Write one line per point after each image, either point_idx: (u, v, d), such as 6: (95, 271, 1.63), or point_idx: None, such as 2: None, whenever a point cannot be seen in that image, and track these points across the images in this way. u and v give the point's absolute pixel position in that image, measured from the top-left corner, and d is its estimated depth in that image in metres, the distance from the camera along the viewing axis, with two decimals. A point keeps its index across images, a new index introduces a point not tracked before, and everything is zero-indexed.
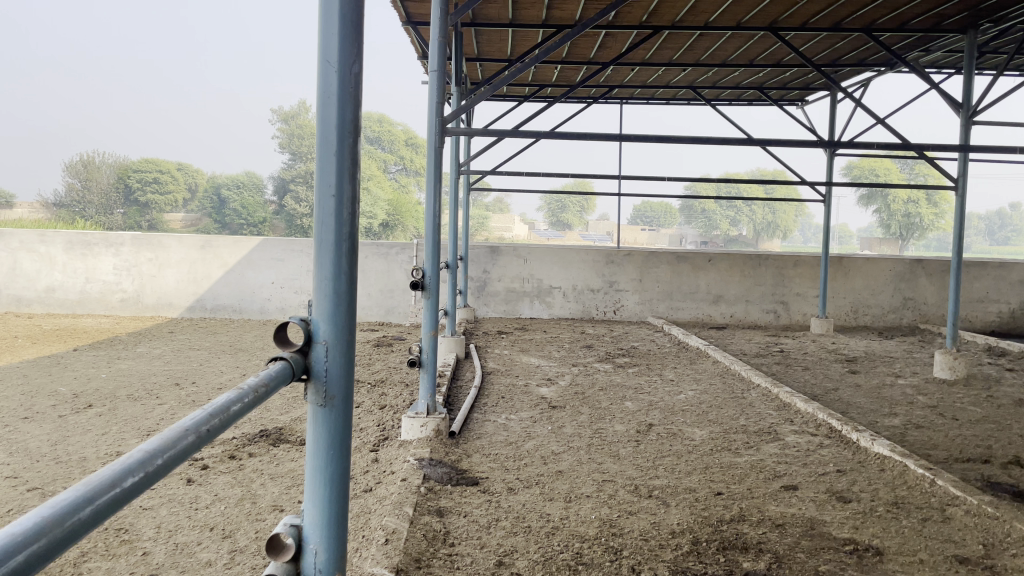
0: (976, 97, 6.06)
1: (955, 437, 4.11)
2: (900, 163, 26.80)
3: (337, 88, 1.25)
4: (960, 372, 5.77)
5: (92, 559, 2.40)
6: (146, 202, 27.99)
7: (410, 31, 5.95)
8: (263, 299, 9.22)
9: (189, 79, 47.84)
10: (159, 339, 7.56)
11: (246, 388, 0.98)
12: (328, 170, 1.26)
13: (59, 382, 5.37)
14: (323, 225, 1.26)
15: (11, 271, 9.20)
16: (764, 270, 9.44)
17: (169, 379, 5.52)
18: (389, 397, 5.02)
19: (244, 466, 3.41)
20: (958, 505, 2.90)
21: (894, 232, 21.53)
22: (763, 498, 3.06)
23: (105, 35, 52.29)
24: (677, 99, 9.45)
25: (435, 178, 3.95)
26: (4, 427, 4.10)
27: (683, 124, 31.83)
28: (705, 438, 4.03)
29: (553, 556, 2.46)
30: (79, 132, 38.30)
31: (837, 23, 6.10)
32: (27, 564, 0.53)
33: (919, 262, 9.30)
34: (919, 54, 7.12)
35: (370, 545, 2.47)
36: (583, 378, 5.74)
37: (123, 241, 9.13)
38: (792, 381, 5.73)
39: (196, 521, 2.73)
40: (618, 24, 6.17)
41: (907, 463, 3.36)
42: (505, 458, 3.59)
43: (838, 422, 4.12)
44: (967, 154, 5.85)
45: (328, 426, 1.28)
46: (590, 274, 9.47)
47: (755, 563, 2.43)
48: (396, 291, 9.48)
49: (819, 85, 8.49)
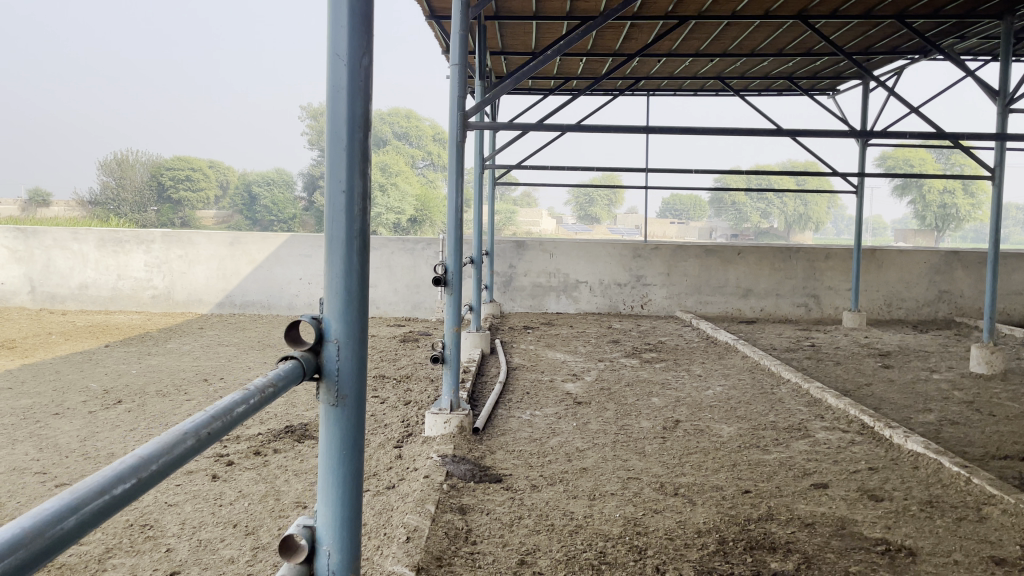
0: (1014, 84, 5.82)
1: (992, 433, 3.96)
2: (933, 154, 26.19)
3: (348, 82, 1.22)
4: (998, 367, 5.57)
5: (117, 555, 2.44)
6: (179, 199, 28.59)
7: (433, 26, 5.94)
8: (290, 295, 9.32)
9: (215, 78, 48.55)
10: (189, 335, 7.68)
11: (253, 388, 0.96)
12: (338, 165, 1.23)
13: (90, 378, 5.49)
14: (334, 222, 1.23)
15: (46, 269, 9.45)
16: (794, 263, 9.26)
17: (197, 375, 5.60)
18: (414, 393, 5.03)
19: (268, 462, 3.44)
20: (994, 505, 2.79)
21: (929, 224, 21.03)
22: (792, 496, 2.98)
23: (139, 40, 53.41)
24: (705, 91, 9.30)
25: (456, 174, 3.92)
26: (36, 422, 4.20)
27: (710, 117, 31.34)
28: (733, 434, 3.94)
29: (575, 555, 2.42)
30: (115, 132, 39.32)
31: (869, 10, 5.95)
32: (24, 564, 0.53)
33: (955, 254, 9.02)
34: (954, 41, 6.89)
35: (391, 543, 2.46)
36: (608, 374, 5.67)
37: (154, 238, 9.32)
38: (823, 377, 5.59)
39: (220, 517, 2.76)
40: (643, 15, 6.08)
41: (943, 461, 3.24)
42: (529, 454, 3.57)
43: (870, 419, 4.00)
44: (1005, 143, 5.62)
45: (339, 427, 1.25)
46: (617, 269, 9.37)
47: (783, 564, 2.36)
48: (422, 287, 9.51)
49: (850, 74, 8.27)
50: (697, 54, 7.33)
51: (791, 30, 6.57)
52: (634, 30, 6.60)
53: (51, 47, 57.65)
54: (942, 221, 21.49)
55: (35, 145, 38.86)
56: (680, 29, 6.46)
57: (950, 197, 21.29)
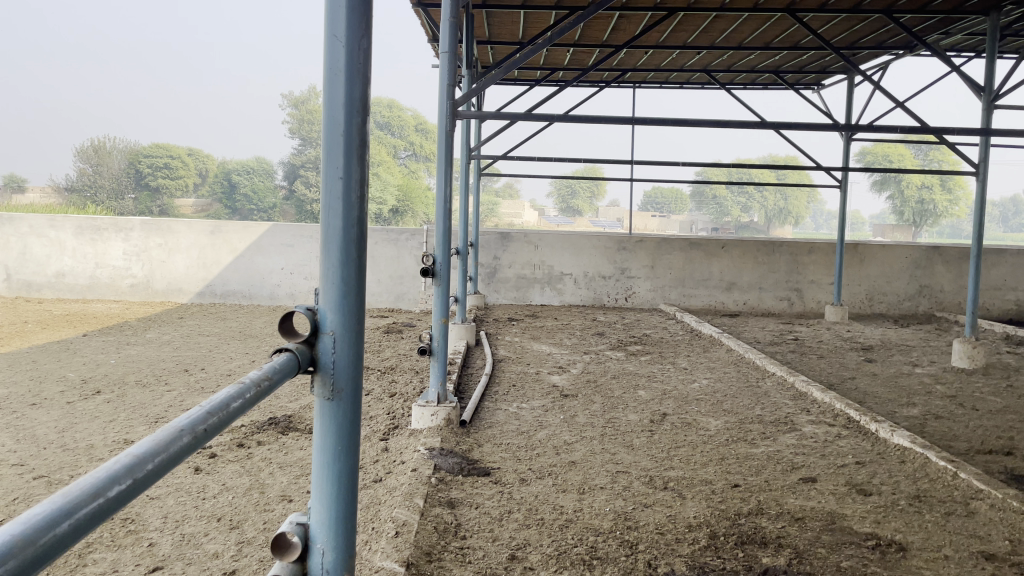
0: (999, 80, 5.83)
1: (977, 428, 4.01)
2: (914, 149, 26.71)
3: (345, 64, 1.16)
4: (980, 362, 5.65)
5: (97, 550, 2.37)
6: (157, 187, 28.12)
7: (420, 14, 5.81)
8: (272, 285, 9.20)
9: (194, 64, 47.75)
10: (169, 325, 7.54)
11: (248, 382, 0.90)
12: (335, 151, 1.17)
13: (68, 368, 5.37)
14: (330, 211, 1.18)
15: (21, 256, 9.22)
16: (778, 256, 9.32)
17: (178, 365, 5.49)
18: (399, 385, 4.99)
19: (252, 455, 3.38)
20: (982, 499, 2.82)
21: (907, 219, 21.47)
22: (781, 491, 2.98)
23: (119, 26, 52.31)
24: (691, 83, 9.30)
25: (446, 164, 3.85)
26: (12, 412, 4.09)
27: (694, 110, 31.63)
28: (720, 428, 3.95)
29: (566, 550, 2.39)
30: (94, 117, 38.57)
31: (857, 5, 5.96)
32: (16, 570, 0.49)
33: (936, 249, 9.13)
34: (939, 37, 6.93)
35: (380, 538, 2.42)
36: (595, 366, 5.66)
37: (132, 226, 9.14)
38: (808, 370, 5.62)
39: (203, 511, 2.70)
40: (631, 6, 6.03)
41: (930, 455, 3.27)
42: (516, 447, 3.53)
43: (856, 413, 4.02)
44: (989, 139, 5.66)
45: (334, 422, 1.20)
46: (602, 261, 9.37)
47: (775, 559, 2.36)
48: (406, 278, 9.43)
49: (835, 69, 8.31)
50: (684, 47, 7.31)
51: (778, 24, 6.58)
52: (622, 21, 6.56)
53: (22, 30, 56.46)
54: (920, 217, 21.96)
55: (13, 129, 37.97)
56: (669, 20, 6.44)
57: (929, 193, 21.72)
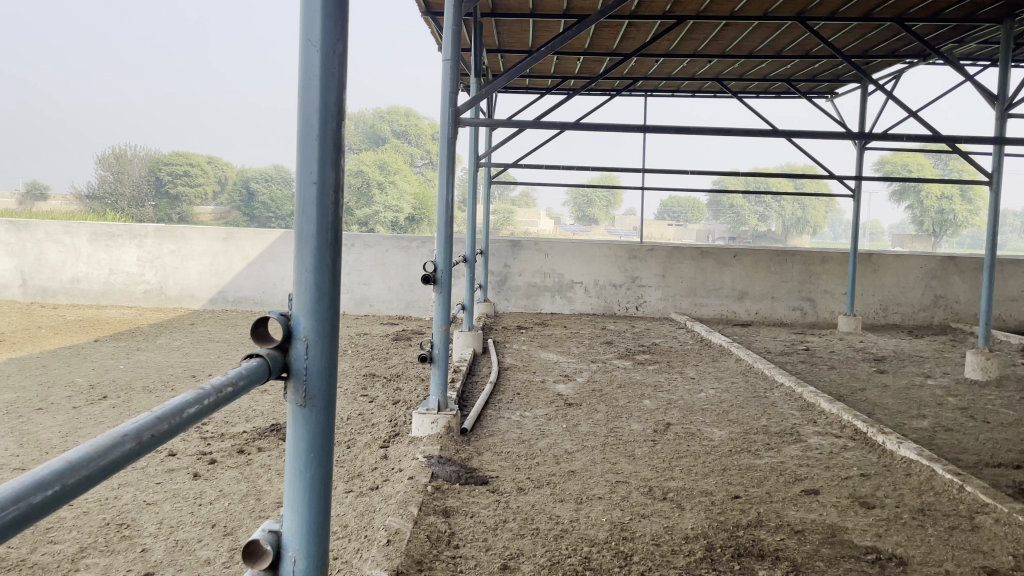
0: (1012, 89, 5.74)
1: (987, 440, 3.92)
2: (932, 158, 26.64)
3: (319, 70, 1.16)
4: (993, 374, 5.54)
5: (91, 555, 2.38)
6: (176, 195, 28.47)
7: (428, 23, 5.84)
8: (284, 292, 9.26)
9: (212, 75, 48.46)
10: (180, 331, 7.61)
11: (208, 388, 0.89)
12: (309, 157, 1.16)
13: (76, 373, 5.41)
14: (304, 216, 1.16)
15: (37, 262, 9.36)
16: (790, 266, 9.22)
17: (185, 371, 5.53)
18: (403, 392, 4.98)
19: (251, 461, 3.39)
20: (987, 513, 2.75)
21: (926, 229, 21.25)
22: (782, 502, 2.93)
23: (139, 38, 53.22)
24: (702, 92, 9.29)
25: (448, 169, 3.86)
26: (19, 417, 4.14)
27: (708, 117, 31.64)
28: (724, 438, 3.89)
29: (559, 560, 2.37)
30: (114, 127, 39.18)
31: (867, 13, 5.92)
32: None
33: (952, 259, 8.99)
34: (953, 45, 6.85)
35: (371, 546, 2.41)
36: (601, 375, 5.61)
37: (147, 232, 9.25)
38: (817, 381, 5.53)
39: (198, 517, 2.70)
40: (639, 15, 6.03)
41: (936, 468, 3.20)
42: (516, 456, 3.51)
43: (863, 424, 3.95)
44: (1003, 148, 5.58)
45: (308, 427, 1.18)
46: (613, 269, 9.33)
47: (771, 572, 2.32)
48: (416, 286, 9.45)
49: (848, 77, 8.24)
50: (694, 55, 7.29)
51: (788, 32, 6.55)
52: (631, 29, 6.56)
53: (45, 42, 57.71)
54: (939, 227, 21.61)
55: (32, 138, 38.65)
56: (678, 29, 6.43)
57: (947, 203, 21.68)
